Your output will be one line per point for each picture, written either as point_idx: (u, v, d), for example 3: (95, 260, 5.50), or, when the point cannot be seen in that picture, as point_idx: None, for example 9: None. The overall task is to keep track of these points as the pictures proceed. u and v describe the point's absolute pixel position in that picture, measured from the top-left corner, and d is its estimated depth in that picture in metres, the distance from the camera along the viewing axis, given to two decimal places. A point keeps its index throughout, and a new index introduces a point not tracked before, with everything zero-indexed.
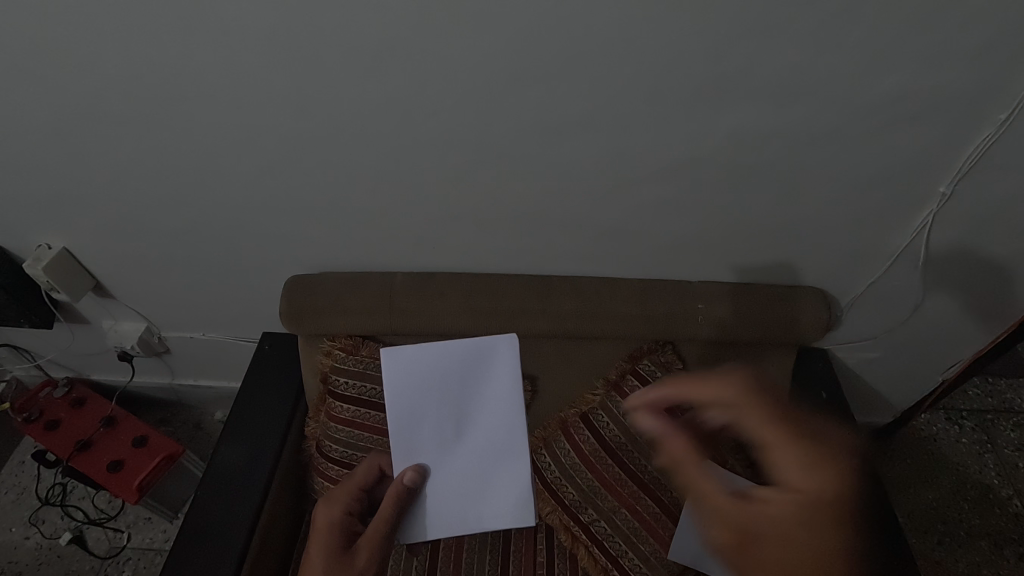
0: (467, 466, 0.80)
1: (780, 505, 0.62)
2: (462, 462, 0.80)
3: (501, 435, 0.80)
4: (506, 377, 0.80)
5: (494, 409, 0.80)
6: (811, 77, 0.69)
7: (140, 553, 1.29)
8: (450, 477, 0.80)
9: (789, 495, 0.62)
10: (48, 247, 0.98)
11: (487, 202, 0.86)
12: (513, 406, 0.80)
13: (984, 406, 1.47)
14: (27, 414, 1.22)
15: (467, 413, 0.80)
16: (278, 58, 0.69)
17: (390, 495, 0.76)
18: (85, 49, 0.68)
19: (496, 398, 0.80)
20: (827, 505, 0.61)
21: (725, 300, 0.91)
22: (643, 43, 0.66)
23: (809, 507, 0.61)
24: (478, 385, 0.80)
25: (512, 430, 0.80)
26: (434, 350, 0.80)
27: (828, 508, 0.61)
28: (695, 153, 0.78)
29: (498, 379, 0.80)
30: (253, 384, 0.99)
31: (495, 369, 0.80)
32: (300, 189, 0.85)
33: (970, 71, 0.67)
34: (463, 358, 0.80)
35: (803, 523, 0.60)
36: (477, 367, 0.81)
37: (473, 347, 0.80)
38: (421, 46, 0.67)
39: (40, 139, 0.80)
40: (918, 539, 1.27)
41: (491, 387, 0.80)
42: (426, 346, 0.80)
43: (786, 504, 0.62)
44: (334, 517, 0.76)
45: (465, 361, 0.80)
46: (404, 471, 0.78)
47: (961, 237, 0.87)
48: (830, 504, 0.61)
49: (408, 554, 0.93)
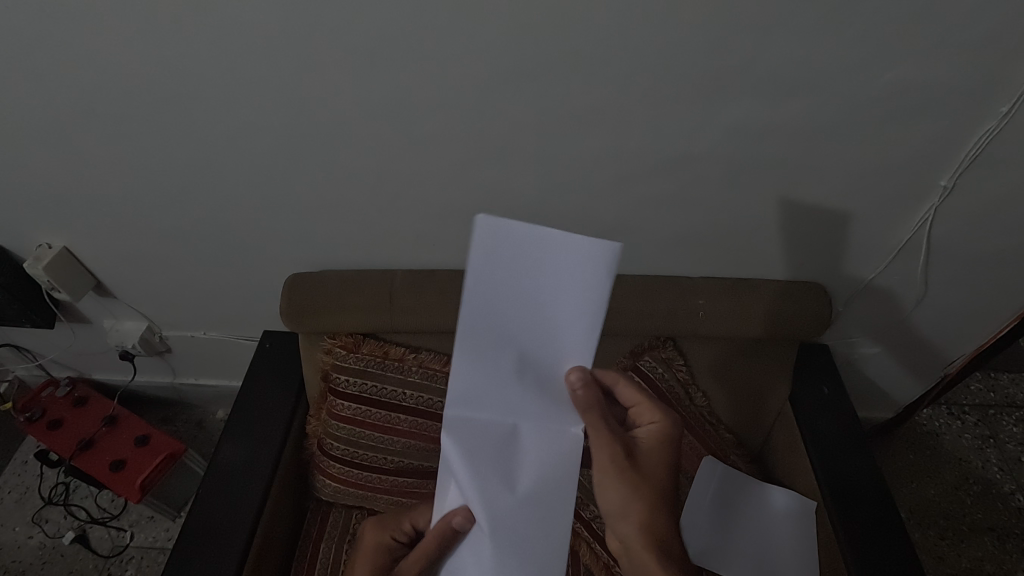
0: (520, 417, 0.64)
1: (653, 446, 0.67)
2: (517, 407, 0.63)
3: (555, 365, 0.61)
4: (567, 282, 0.55)
5: (549, 332, 0.59)
6: (811, 71, 0.68)
7: (142, 552, 1.29)
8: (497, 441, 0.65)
9: (652, 432, 0.68)
10: (49, 246, 0.98)
11: (487, 201, 0.86)
12: (577, 324, 0.58)
13: (987, 402, 1.46)
14: (28, 414, 1.22)
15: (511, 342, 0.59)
16: (274, 56, 0.69)
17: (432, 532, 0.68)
18: (82, 48, 0.68)
19: (556, 315, 0.57)
20: (655, 438, 0.67)
21: (728, 297, 0.91)
22: (641, 39, 0.66)
23: (666, 451, 0.67)
24: (523, 285, 0.56)
25: (569, 362, 0.61)
26: (491, 261, 0.54)
27: (671, 444, 0.67)
28: (694, 149, 0.78)
29: (557, 288, 0.56)
30: (253, 382, 0.99)
31: (561, 256, 0.54)
32: (298, 188, 0.85)
33: (972, 64, 0.66)
34: (525, 257, 0.55)
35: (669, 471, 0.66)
36: (523, 268, 0.55)
37: (551, 237, 0.54)
38: (419, 43, 0.67)
39: (38, 140, 0.80)
40: (921, 534, 1.27)
41: (538, 297, 0.56)
42: (493, 245, 0.54)
43: (653, 435, 0.68)
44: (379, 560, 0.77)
45: (531, 252, 0.54)
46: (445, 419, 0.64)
47: (962, 230, 0.87)
48: (665, 441, 0.67)
49: None
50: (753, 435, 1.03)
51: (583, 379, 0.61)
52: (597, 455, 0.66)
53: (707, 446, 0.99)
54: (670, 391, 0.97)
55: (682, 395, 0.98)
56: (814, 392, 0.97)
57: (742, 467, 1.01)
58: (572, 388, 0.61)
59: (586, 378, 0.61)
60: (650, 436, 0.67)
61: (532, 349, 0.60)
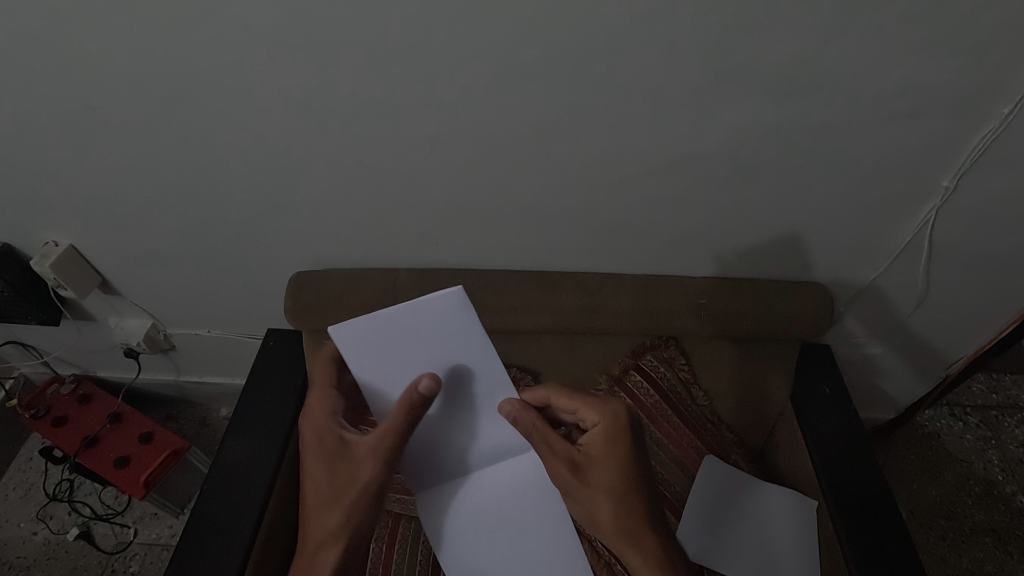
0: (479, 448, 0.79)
1: (602, 447, 0.71)
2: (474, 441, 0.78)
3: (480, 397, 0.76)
4: (437, 328, 0.73)
5: (452, 369, 0.75)
6: (813, 71, 0.69)
7: (146, 548, 1.30)
8: (496, 492, 0.80)
9: (602, 429, 0.71)
10: (55, 244, 0.99)
11: (490, 199, 0.87)
12: (472, 354, 0.74)
13: (989, 403, 1.46)
14: (34, 410, 1.23)
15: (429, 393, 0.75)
16: (279, 56, 0.69)
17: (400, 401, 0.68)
18: (89, 47, 0.69)
19: (448, 354, 0.74)
20: (603, 434, 0.71)
21: (730, 297, 0.91)
22: (644, 40, 0.66)
23: (618, 440, 0.70)
24: (406, 348, 0.73)
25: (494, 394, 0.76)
26: (374, 348, 0.72)
27: (618, 437, 0.71)
28: (696, 150, 0.78)
29: (429, 336, 0.73)
30: (256, 381, 0.99)
31: (426, 306, 0.72)
32: (303, 186, 0.86)
33: (974, 65, 0.67)
34: (398, 326, 0.72)
35: (624, 465, 0.69)
36: (401, 335, 0.73)
37: (405, 311, 0.72)
38: (424, 42, 0.67)
39: (45, 138, 0.80)
40: (922, 535, 1.27)
41: (423, 350, 0.73)
42: (369, 335, 0.72)
43: (598, 437, 0.71)
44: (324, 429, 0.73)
45: (397, 320, 0.72)
46: (418, 381, 0.69)
47: (963, 232, 0.87)
48: (614, 434, 0.71)
49: (412, 547, 0.94)
50: (755, 436, 1.03)
51: (516, 406, 0.72)
52: (554, 471, 0.71)
53: (708, 445, 0.99)
54: (672, 390, 0.97)
55: (684, 395, 0.98)
56: (815, 392, 0.97)
57: (744, 467, 1.01)
58: (510, 420, 0.72)
59: (517, 405, 0.72)
60: (597, 438, 0.71)
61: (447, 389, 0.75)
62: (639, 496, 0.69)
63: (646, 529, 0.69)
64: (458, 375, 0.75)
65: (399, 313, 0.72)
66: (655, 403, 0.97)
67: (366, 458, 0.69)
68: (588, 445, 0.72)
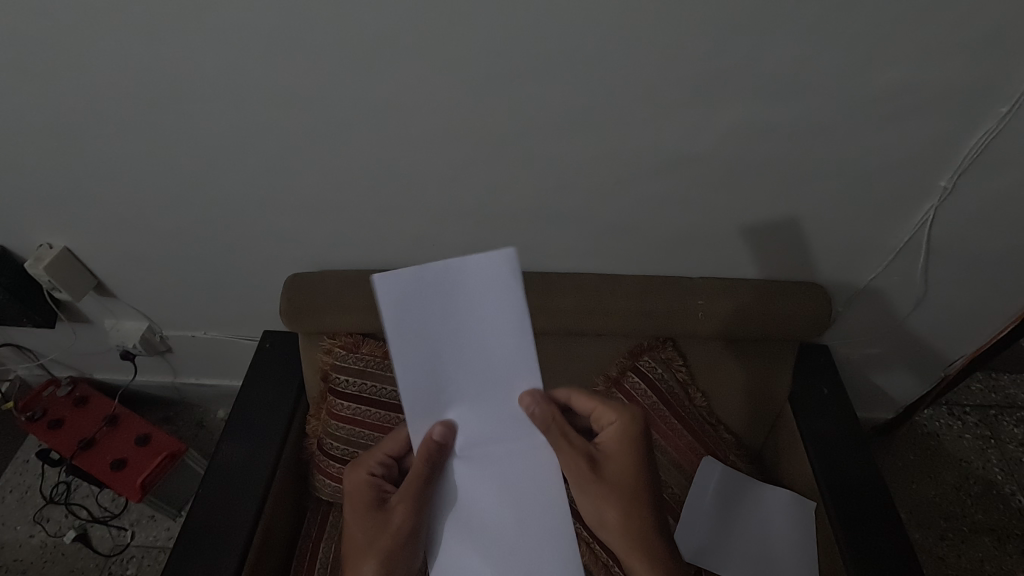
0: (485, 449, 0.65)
1: (617, 445, 0.69)
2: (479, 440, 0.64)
3: (507, 383, 0.62)
4: (479, 300, 0.59)
5: (483, 349, 0.60)
6: (810, 71, 0.68)
7: (143, 551, 1.29)
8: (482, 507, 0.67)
9: (618, 430, 0.70)
10: (49, 246, 0.98)
11: (486, 200, 0.86)
12: (514, 335, 0.60)
13: (987, 402, 1.46)
14: (30, 413, 1.23)
15: (451, 371, 0.61)
16: (273, 58, 0.69)
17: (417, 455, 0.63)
18: (81, 49, 0.68)
19: (482, 334, 0.60)
20: (620, 435, 0.69)
21: (727, 297, 0.91)
22: (639, 40, 0.66)
23: (633, 441, 0.69)
24: (438, 317, 0.59)
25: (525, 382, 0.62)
26: (403, 309, 0.58)
27: (632, 439, 0.69)
28: (693, 150, 0.78)
29: (466, 307, 0.59)
30: (253, 383, 0.99)
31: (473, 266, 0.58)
32: (298, 188, 0.85)
33: (971, 65, 0.66)
34: (435, 291, 0.58)
35: (636, 468, 0.69)
36: (435, 300, 0.58)
37: (450, 267, 0.58)
38: (418, 43, 0.67)
39: (38, 140, 0.80)
40: (921, 535, 1.27)
41: (458, 320, 0.59)
42: (402, 295, 0.58)
43: (613, 437, 0.70)
44: (360, 482, 0.72)
45: (439, 283, 0.58)
46: (429, 429, 0.63)
47: (962, 232, 0.87)
48: (630, 434, 0.70)
49: None
50: (754, 436, 1.03)
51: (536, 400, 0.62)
52: (567, 467, 0.67)
53: (706, 446, 0.98)
54: (670, 391, 0.97)
55: (682, 395, 0.97)
56: (814, 392, 0.96)
57: (740, 467, 1.01)
58: (528, 414, 0.62)
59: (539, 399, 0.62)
60: (611, 436, 0.70)
61: (471, 370, 0.61)
62: (647, 500, 0.69)
63: (652, 532, 0.68)
64: (491, 357, 0.61)
65: (440, 271, 0.58)
66: (653, 404, 0.96)
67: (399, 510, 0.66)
68: (601, 445, 0.70)
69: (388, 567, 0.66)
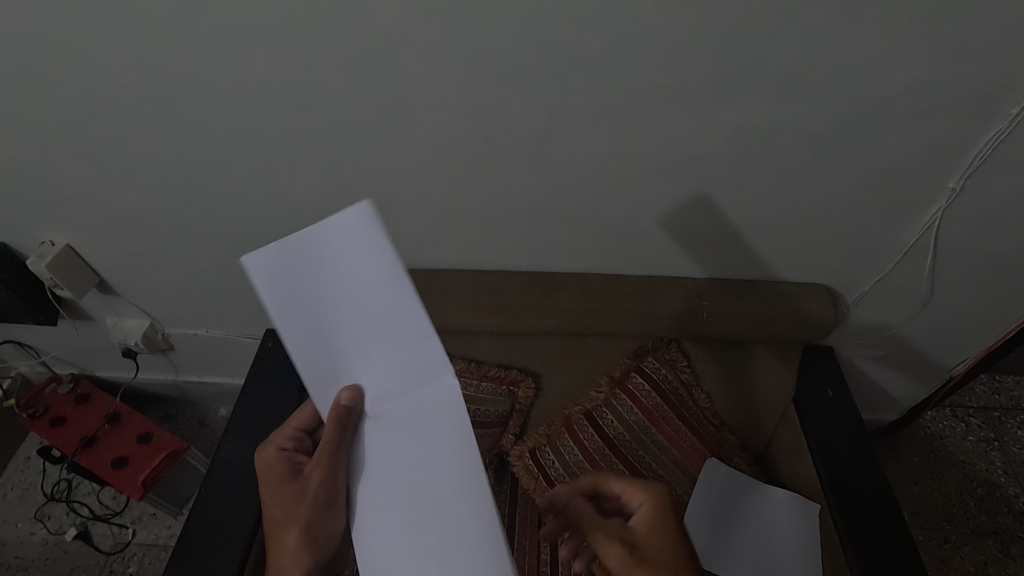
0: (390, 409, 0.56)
1: (654, 529, 0.62)
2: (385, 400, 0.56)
3: (402, 343, 0.53)
4: (345, 258, 0.50)
5: (366, 309, 0.52)
6: (819, 72, 0.68)
7: (145, 549, 1.29)
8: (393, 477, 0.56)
9: (648, 509, 0.63)
10: (52, 244, 0.98)
11: (491, 200, 0.86)
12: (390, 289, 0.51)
13: (991, 404, 1.45)
14: (31, 410, 1.22)
15: (341, 334, 0.54)
16: (279, 58, 0.68)
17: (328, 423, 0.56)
18: (86, 47, 0.68)
19: (362, 297, 0.52)
20: (650, 515, 0.62)
21: (732, 298, 0.91)
22: (648, 39, 0.66)
23: (666, 517, 0.62)
24: (313, 283, 0.51)
25: (416, 332, 0.52)
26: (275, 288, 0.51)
27: (664, 514, 0.62)
28: (700, 151, 0.77)
29: (336, 268, 0.51)
30: (255, 381, 0.98)
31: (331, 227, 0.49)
32: (302, 187, 0.85)
33: (983, 66, 0.66)
34: (300, 261, 0.50)
35: (678, 544, 0.61)
36: (303, 272, 0.51)
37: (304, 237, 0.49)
38: (425, 42, 0.66)
39: (41, 138, 0.79)
40: (923, 536, 1.27)
41: (334, 286, 0.51)
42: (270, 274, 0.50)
43: (645, 516, 0.63)
44: (271, 459, 0.67)
45: (303, 249, 0.50)
46: (339, 393, 0.56)
47: (969, 234, 0.86)
48: (661, 511, 0.63)
49: None
50: (758, 438, 1.01)
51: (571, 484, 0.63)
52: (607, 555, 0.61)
53: (711, 448, 0.97)
54: (674, 392, 0.96)
55: (686, 396, 0.97)
56: (818, 394, 0.96)
57: (745, 469, 0.99)
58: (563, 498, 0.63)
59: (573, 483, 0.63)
60: (643, 521, 0.62)
61: (362, 331, 0.53)
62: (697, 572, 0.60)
63: None
64: (379, 313, 0.52)
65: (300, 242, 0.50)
66: (657, 405, 0.95)
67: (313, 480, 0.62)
68: (635, 528, 0.63)
69: (309, 534, 0.62)
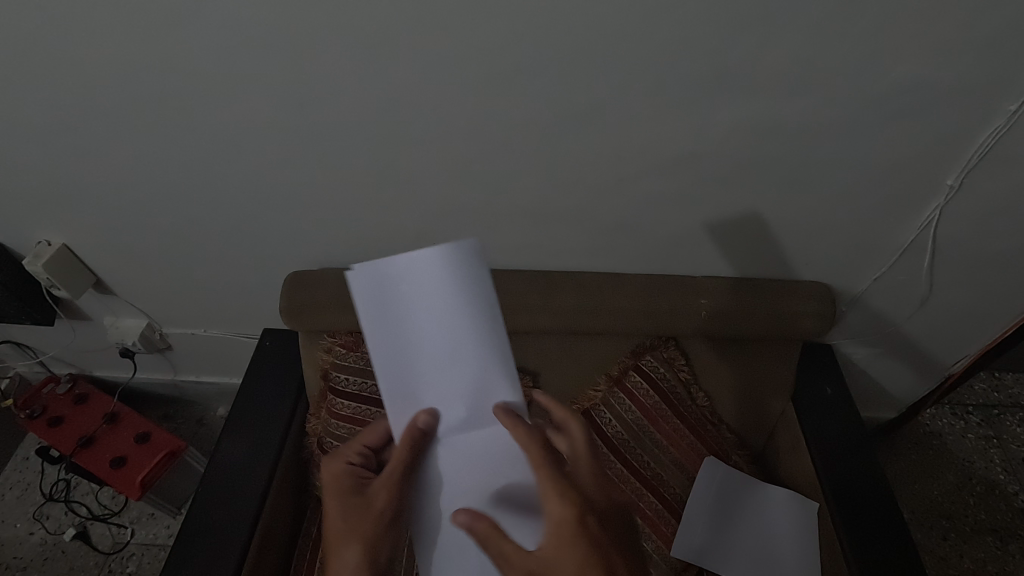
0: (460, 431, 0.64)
1: (560, 551, 0.55)
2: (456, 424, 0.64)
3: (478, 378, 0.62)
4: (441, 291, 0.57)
5: (453, 336, 0.59)
6: (816, 69, 0.67)
7: (144, 548, 1.29)
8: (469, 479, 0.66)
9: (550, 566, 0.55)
10: (48, 243, 0.97)
11: (487, 198, 0.86)
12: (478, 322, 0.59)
13: (991, 401, 1.45)
14: (29, 410, 1.22)
15: (426, 363, 0.60)
16: (273, 55, 0.68)
17: (402, 442, 0.61)
18: (79, 44, 0.67)
19: (451, 326, 0.59)
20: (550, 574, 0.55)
21: (731, 297, 0.91)
22: (645, 36, 0.65)
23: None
24: (411, 316, 0.58)
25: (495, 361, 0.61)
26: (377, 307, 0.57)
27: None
28: (698, 149, 0.77)
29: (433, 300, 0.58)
30: (252, 381, 0.98)
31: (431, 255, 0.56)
32: (298, 185, 0.84)
33: (981, 62, 0.65)
34: (399, 287, 0.57)
35: None
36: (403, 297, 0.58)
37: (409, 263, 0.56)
38: (420, 38, 0.66)
39: (36, 137, 0.79)
40: (923, 535, 1.27)
41: (429, 312, 0.58)
42: (372, 294, 0.57)
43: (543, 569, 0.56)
44: (338, 471, 0.65)
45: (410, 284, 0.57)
46: (413, 416, 0.62)
47: (968, 231, 0.86)
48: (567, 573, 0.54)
49: None
50: (756, 435, 1.02)
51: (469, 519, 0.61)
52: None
53: (710, 446, 0.98)
54: (672, 391, 0.96)
55: (684, 395, 0.97)
56: (817, 393, 0.96)
57: (743, 467, 1.00)
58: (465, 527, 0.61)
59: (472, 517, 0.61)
60: (555, 537, 0.56)
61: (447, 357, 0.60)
62: None
63: None
64: (466, 342, 0.60)
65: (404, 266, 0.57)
66: (655, 404, 0.96)
67: (382, 494, 0.62)
68: None
69: (371, 557, 0.59)
